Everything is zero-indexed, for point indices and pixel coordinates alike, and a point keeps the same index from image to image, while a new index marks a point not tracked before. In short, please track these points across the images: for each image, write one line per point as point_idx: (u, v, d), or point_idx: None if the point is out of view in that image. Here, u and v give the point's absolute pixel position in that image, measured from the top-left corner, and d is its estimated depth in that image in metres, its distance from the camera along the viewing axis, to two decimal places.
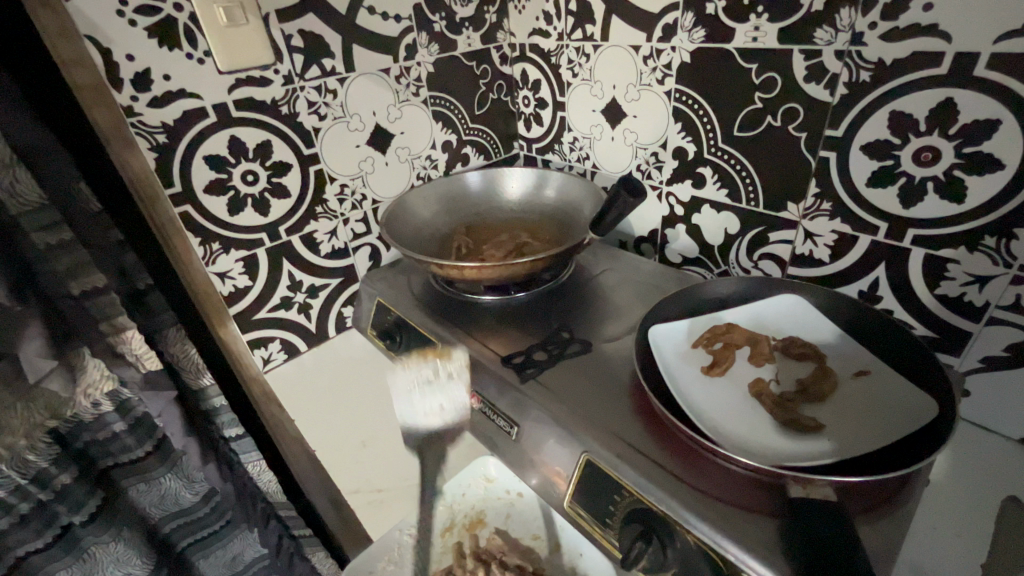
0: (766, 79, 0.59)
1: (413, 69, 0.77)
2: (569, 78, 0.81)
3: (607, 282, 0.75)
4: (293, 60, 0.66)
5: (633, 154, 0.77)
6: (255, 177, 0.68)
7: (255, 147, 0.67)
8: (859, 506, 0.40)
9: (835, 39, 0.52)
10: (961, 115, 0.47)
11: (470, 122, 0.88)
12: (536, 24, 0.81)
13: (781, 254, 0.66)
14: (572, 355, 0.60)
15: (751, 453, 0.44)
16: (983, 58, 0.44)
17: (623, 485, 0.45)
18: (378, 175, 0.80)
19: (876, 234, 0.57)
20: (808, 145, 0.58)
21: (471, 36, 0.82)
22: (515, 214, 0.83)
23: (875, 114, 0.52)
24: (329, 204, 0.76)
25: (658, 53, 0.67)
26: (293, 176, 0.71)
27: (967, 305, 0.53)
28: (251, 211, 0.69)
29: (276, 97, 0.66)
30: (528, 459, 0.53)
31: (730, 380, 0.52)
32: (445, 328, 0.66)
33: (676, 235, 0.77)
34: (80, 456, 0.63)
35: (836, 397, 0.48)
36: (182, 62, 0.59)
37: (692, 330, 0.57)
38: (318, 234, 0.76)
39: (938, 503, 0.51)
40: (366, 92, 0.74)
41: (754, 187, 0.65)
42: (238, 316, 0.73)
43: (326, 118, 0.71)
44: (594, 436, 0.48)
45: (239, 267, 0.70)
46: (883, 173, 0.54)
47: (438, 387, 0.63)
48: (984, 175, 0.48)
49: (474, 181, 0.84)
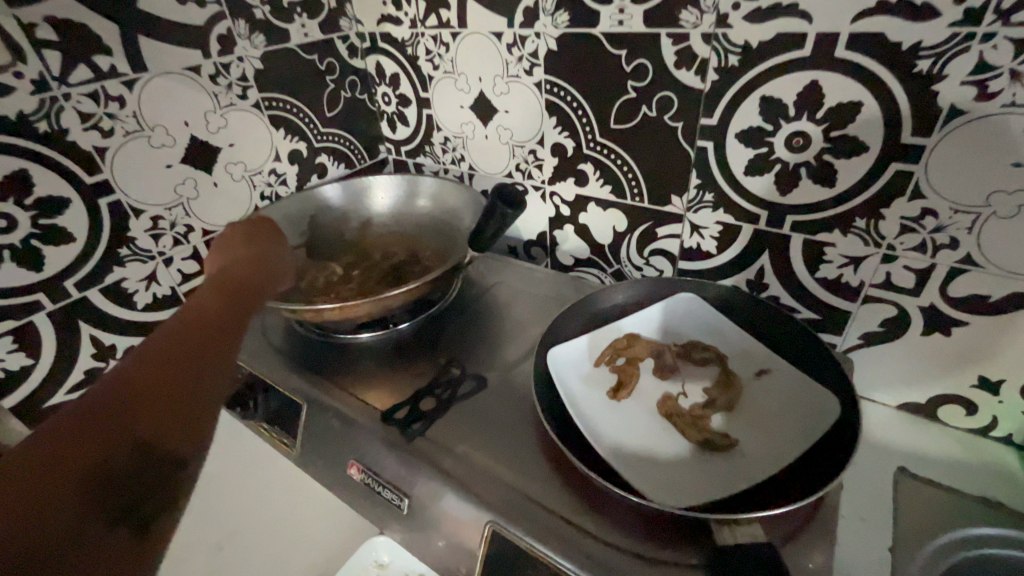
0: (636, 66, 0.54)
1: (233, 66, 0.63)
2: (430, 71, 0.71)
3: (499, 297, 0.67)
4: (43, 59, 0.49)
5: (510, 153, 0.70)
6: (11, 222, 0.50)
7: (3, 180, 0.48)
8: (782, 535, 0.37)
9: (701, 21, 0.48)
10: (826, 98, 0.46)
11: (321, 126, 0.75)
12: (383, 9, 0.70)
13: (670, 249, 0.63)
14: (465, 395, 0.51)
15: (670, 492, 0.39)
16: (842, 39, 0.43)
17: (537, 558, 0.38)
18: (205, 200, 0.64)
19: (757, 222, 0.55)
20: (685, 135, 0.55)
21: (306, 24, 0.68)
22: (388, 230, 0.72)
23: (747, 100, 0.50)
24: (138, 243, 0.59)
25: (522, 40, 0.60)
26: (75, 214, 0.53)
27: (845, 287, 0.54)
28: (13, 266, 0.51)
29: (25, 110, 0.49)
30: (425, 534, 0.44)
31: (638, 401, 0.47)
32: (310, 382, 0.54)
33: (564, 237, 0.72)
34: None
35: (743, 405, 0.46)
36: None
37: (592, 347, 0.52)
38: (128, 283, 0.60)
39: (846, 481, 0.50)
40: (170, 98, 0.58)
41: (637, 182, 0.61)
42: (19, 407, 0.54)
43: (113, 133, 0.54)
44: (498, 501, 0.41)
45: (8, 342, 0.52)
46: (759, 161, 0.52)
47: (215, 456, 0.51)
48: (851, 158, 0.47)
49: (333, 195, 0.71)
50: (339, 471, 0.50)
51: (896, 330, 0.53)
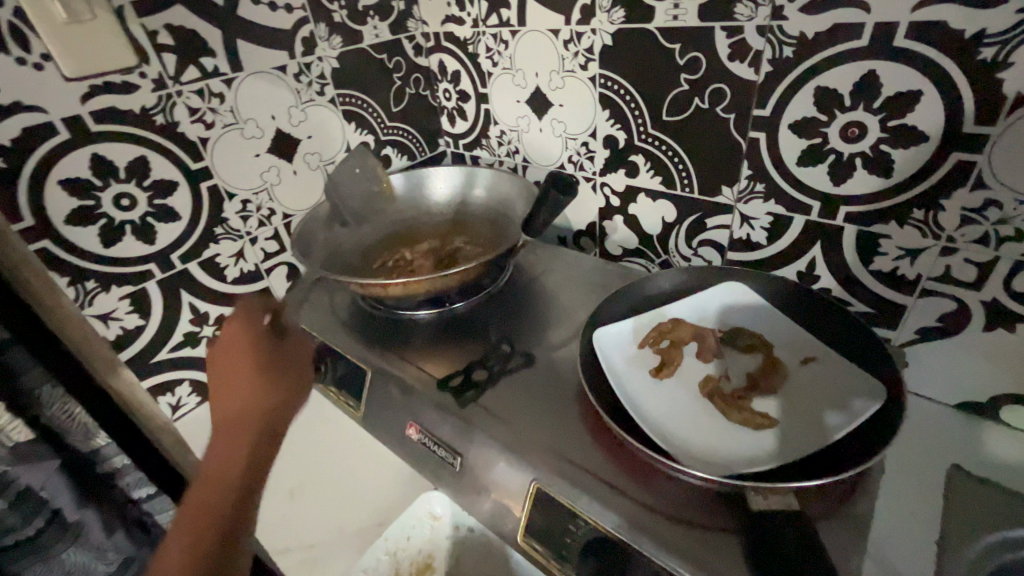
0: (690, 59, 0.56)
1: (314, 66, 0.69)
2: (489, 67, 0.76)
3: (548, 282, 0.71)
4: (162, 61, 0.56)
5: (563, 146, 0.73)
6: (132, 201, 0.58)
7: (127, 165, 0.57)
8: (818, 510, 0.38)
9: (755, 14, 0.50)
10: (884, 88, 0.46)
11: (387, 120, 0.81)
12: (447, 10, 0.75)
13: (719, 239, 0.64)
14: (514, 370, 0.55)
15: (708, 463, 0.41)
16: (902, 28, 0.43)
17: (578, 515, 0.41)
18: (286, 186, 0.71)
19: (809, 213, 0.56)
20: (737, 126, 0.56)
21: (378, 26, 0.74)
22: (445, 218, 0.77)
23: (801, 91, 0.50)
24: (230, 223, 0.67)
25: (578, 36, 0.63)
26: (181, 196, 0.61)
27: (901, 279, 0.53)
28: (132, 239, 0.59)
29: (147, 105, 0.57)
30: (476, 491, 0.48)
31: (680, 381, 0.49)
32: (375, 352, 0.60)
33: (614, 227, 0.74)
34: None
35: (786, 389, 0.47)
36: (13, 69, 0.48)
37: (637, 329, 0.54)
38: (221, 259, 0.67)
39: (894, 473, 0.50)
40: (260, 94, 0.65)
41: (688, 173, 0.62)
42: (133, 361, 0.63)
43: (214, 125, 0.62)
44: (543, 462, 0.44)
45: (126, 304, 0.61)
46: (812, 152, 0.52)
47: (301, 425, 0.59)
48: (909, 148, 0.47)
49: (397, 184, 0.77)
50: (398, 432, 0.55)
51: (955, 325, 0.52)
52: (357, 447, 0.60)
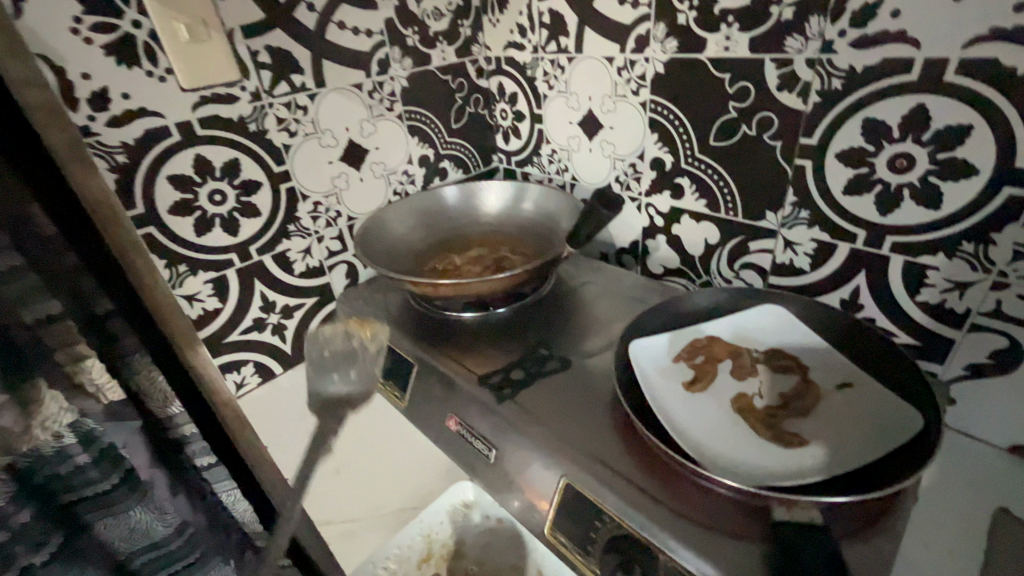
0: (739, 88, 0.58)
1: (386, 84, 0.76)
2: (545, 90, 0.80)
3: (588, 295, 0.73)
4: (260, 76, 0.64)
5: (611, 166, 0.77)
6: (223, 197, 0.66)
7: (222, 165, 0.65)
8: (844, 528, 0.39)
9: (805, 48, 0.52)
10: (934, 121, 0.47)
11: (447, 135, 0.87)
12: (510, 37, 0.81)
13: (761, 263, 0.65)
14: (550, 373, 0.58)
15: (735, 474, 0.42)
16: (953, 64, 0.44)
17: (604, 511, 0.43)
18: (353, 191, 0.78)
19: (855, 242, 0.56)
20: (783, 153, 0.57)
21: (445, 50, 0.81)
22: (494, 228, 0.81)
23: (849, 122, 0.52)
24: (302, 222, 0.74)
25: (632, 64, 0.67)
26: (263, 195, 0.69)
27: (949, 313, 0.52)
28: (220, 231, 0.67)
29: (243, 114, 0.64)
30: (507, 483, 0.51)
31: (712, 395, 0.50)
32: (422, 347, 0.64)
33: (656, 246, 0.76)
34: (1, 499, 0.49)
35: (820, 411, 0.47)
36: (142, 80, 0.57)
37: (673, 344, 0.56)
38: (291, 253, 0.74)
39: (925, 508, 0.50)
40: (338, 108, 0.72)
41: (733, 198, 0.64)
42: (209, 339, 0.70)
43: (297, 134, 0.69)
44: (574, 459, 0.47)
45: (208, 288, 0.68)
46: (858, 181, 0.53)
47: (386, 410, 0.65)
48: (960, 180, 0.47)
49: (451, 195, 0.82)
50: (438, 423, 0.59)
51: (1007, 363, 0.50)
52: (399, 436, 0.64)
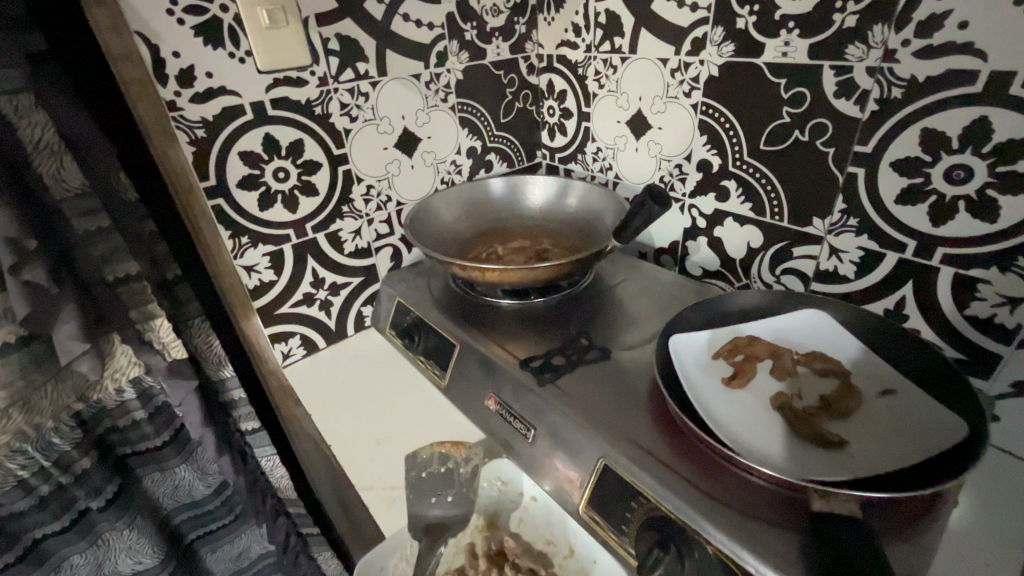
0: (795, 93, 0.59)
1: (442, 76, 0.79)
2: (596, 89, 0.82)
3: (627, 291, 0.75)
4: (328, 63, 0.68)
5: (657, 166, 0.78)
6: (286, 175, 0.69)
7: (287, 145, 0.68)
8: (883, 524, 0.40)
9: (867, 55, 0.52)
10: (995, 134, 0.47)
11: (495, 129, 0.89)
12: (564, 36, 0.83)
13: (805, 269, 0.66)
14: (590, 361, 0.60)
15: (773, 466, 0.43)
16: (1019, 78, 0.44)
17: (641, 492, 0.45)
18: (404, 177, 0.81)
19: (904, 251, 0.56)
20: (836, 160, 0.58)
21: (500, 46, 0.83)
22: (536, 222, 0.83)
23: (907, 132, 0.52)
24: (355, 204, 0.77)
25: (686, 66, 0.68)
26: (322, 176, 0.72)
27: (998, 328, 0.52)
28: (281, 207, 0.71)
29: (310, 98, 0.68)
30: (546, 463, 0.53)
31: (751, 392, 0.51)
32: (464, 330, 0.66)
33: (697, 247, 0.77)
34: (99, 441, 0.67)
35: (861, 414, 0.47)
36: (224, 60, 0.61)
37: (712, 341, 0.57)
38: (342, 233, 0.78)
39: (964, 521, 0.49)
40: (396, 97, 0.75)
41: (779, 202, 0.65)
42: (262, 309, 0.74)
43: (357, 119, 0.73)
44: (612, 442, 0.48)
45: (266, 261, 0.72)
46: (913, 191, 0.53)
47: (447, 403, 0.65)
48: (1019, 195, 0.47)
49: (496, 187, 0.85)
50: (478, 401, 0.62)
51: None
52: (438, 413, 0.65)
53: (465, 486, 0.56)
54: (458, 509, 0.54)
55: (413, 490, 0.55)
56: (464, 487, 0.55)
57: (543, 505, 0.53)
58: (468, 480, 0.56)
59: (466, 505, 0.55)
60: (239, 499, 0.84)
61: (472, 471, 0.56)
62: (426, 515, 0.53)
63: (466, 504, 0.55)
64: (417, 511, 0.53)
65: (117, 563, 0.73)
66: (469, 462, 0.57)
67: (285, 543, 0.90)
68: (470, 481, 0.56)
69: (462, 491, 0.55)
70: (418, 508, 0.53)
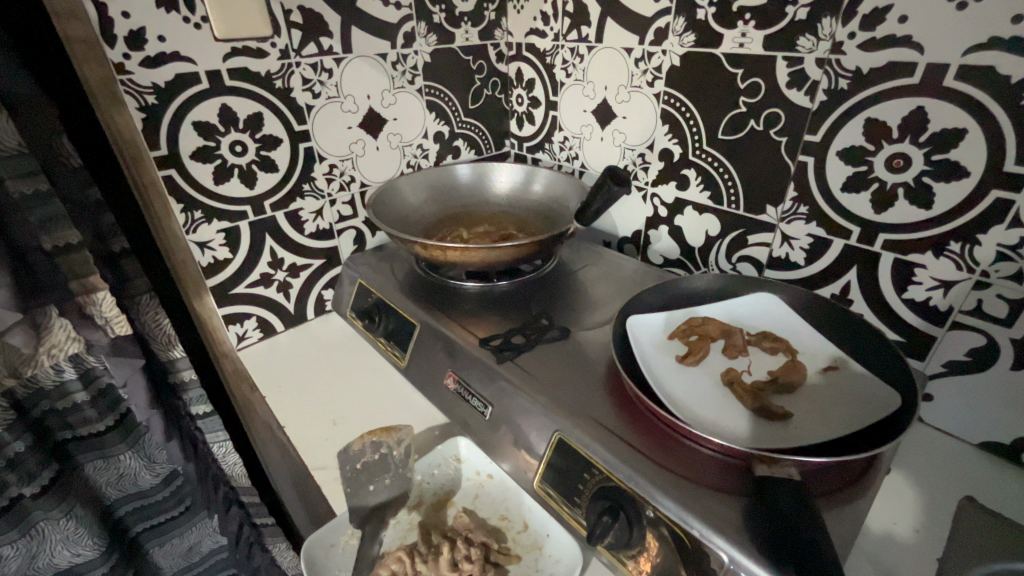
0: (750, 83, 0.61)
1: (410, 57, 0.78)
2: (563, 77, 0.83)
3: (588, 275, 0.76)
4: (291, 36, 0.66)
5: (621, 155, 0.79)
6: (244, 148, 0.67)
7: (245, 118, 0.66)
8: (818, 490, 0.42)
9: (816, 47, 0.54)
10: (931, 123, 0.49)
11: (463, 115, 0.89)
12: (533, 24, 0.83)
13: (758, 256, 0.68)
14: (550, 340, 0.60)
15: (721, 437, 0.44)
16: (953, 69, 0.47)
17: (593, 463, 0.46)
18: (368, 159, 0.80)
19: (849, 238, 0.59)
20: (787, 150, 0.60)
21: (469, 31, 0.83)
22: (502, 207, 0.83)
23: (851, 121, 0.54)
24: (316, 183, 0.76)
25: (650, 56, 0.70)
26: (282, 152, 0.71)
27: (933, 310, 0.55)
28: (237, 181, 0.68)
29: (271, 70, 0.66)
30: (501, 439, 0.54)
31: (704, 369, 0.52)
32: (426, 310, 0.66)
33: (659, 236, 0.79)
34: (36, 425, 0.63)
35: (806, 389, 0.49)
36: (179, 25, 0.59)
37: (668, 322, 0.58)
38: (303, 213, 0.76)
39: (891, 491, 0.53)
40: (361, 75, 0.74)
41: (736, 191, 0.67)
42: (216, 288, 0.72)
43: (320, 96, 0.71)
44: (566, 415, 0.49)
45: (221, 238, 0.70)
46: (858, 178, 0.56)
47: (408, 394, 0.65)
48: (951, 182, 0.50)
49: (462, 172, 0.84)
50: (438, 379, 0.61)
51: (985, 359, 0.53)
52: (398, 394, 0.65)
53: (399, 467, 0.56)
54: (394, 489, 0.55)
55: (350, 483, 0.53)
56: (399, 468, 0.56)
57: (499, 483, 0.56)
58: (403, 460, 0.56)
59: (405, 485, 0.55)
60: (189, 490, 0.81)
61: (404, 451, 0.57)
62: (366, 504, 0.53)
63: (401, 485, 0.55)
64: (357, 502, 0.52)
65: (52, 556, 0.69)
66: (402, 443, 0.57)
67: (238, 534, 0.87)
68: (405, 461, 0.57)
69: (399, 473, 0.56)
70: (357, 499, 0.52)
